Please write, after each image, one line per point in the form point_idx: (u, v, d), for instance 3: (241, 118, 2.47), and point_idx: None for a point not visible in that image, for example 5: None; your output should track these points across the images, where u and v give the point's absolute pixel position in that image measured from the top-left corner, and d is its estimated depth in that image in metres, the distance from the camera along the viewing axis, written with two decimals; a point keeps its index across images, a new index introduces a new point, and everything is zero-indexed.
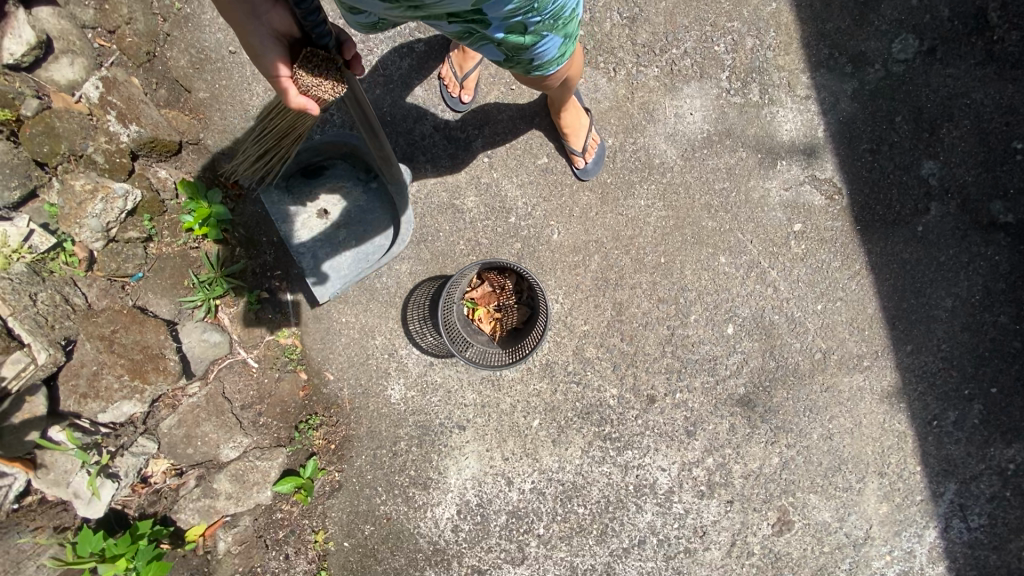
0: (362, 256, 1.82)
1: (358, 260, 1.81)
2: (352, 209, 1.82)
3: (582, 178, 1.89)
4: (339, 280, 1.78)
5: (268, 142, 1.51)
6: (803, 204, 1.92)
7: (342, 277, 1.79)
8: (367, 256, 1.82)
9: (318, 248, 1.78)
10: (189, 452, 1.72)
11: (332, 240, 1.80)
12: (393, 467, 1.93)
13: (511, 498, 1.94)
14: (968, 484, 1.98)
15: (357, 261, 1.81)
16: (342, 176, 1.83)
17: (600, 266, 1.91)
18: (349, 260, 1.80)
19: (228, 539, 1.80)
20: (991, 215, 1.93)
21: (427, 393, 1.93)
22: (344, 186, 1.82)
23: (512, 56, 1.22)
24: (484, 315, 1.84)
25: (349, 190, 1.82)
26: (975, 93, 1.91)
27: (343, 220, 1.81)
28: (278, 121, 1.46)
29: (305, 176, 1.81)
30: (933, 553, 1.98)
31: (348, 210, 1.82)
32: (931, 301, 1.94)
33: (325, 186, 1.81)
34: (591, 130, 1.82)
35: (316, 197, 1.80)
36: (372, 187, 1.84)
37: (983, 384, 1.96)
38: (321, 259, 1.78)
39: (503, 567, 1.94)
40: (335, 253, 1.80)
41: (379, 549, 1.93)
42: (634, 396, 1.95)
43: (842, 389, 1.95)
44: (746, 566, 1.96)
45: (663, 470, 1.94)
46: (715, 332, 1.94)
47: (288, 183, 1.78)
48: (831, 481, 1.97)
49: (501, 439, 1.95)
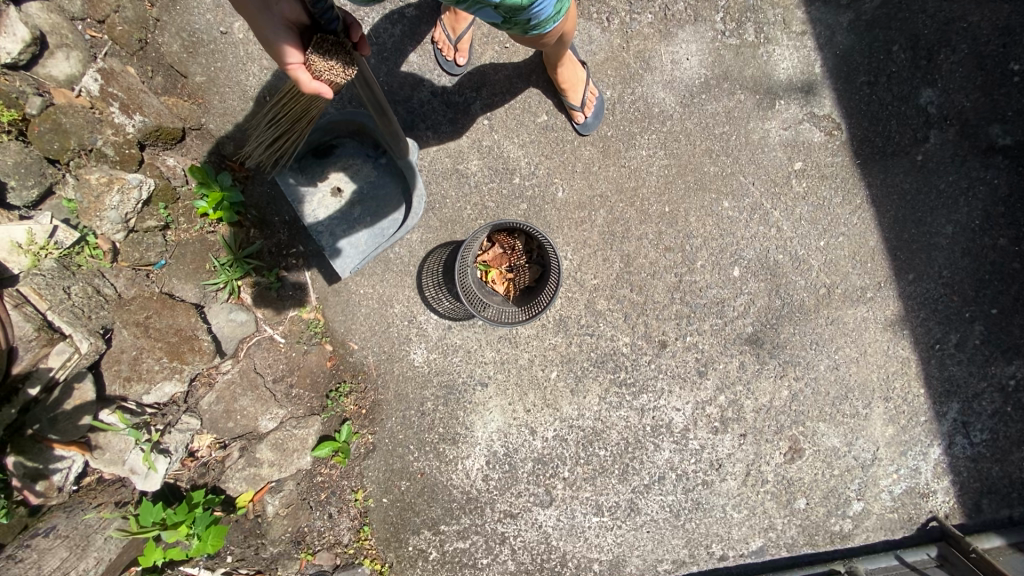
0: (377, 231, 1.86)
1: (373, 235, 1.86)
2: (365, 186, 1.87)
3: (583, 133, 1.90)
4: (356, 255, 1.83)
5: (282, 125, 1.60)
6: (803, 143, 1.94)
7: (360, 253, 1.85)
8: (382, 231, 1.87)
9: (334, 226, 1.83)
10: (230, 426, 1.83)
11: (347, 218, 1.85)
12: (422, 427, 2.04)
13: (536, 446, 2.06)
14: (970, 402, 2.07)
15: (372, 236, 1.86)
16: (352, 154, 1.87)
17: (606, 220, 1.95)
18: (365, 236, 1.85)
19: (276, 503, 1.92)
20: (990, 139, 1.95)
21: (448, 355, 2.02)
22: (354, 164, 1.87)
23: (509, 17, 1.23)
24: (498, 277, 1.89)
25: (360, 168, 1.87)
26: (971, 16, 1.91)
27: (356, 197, 1.86)
28: (291, 106, 1.55)
29: (316, 156, 1.84)
30: (938, 468, 2.09)
31: (360, 187, 1.86)
32: (932, 229, 1.98)
33: (336, 165, 1.85)
34: (588, 84, 1.82)
35: (329, 176, 1.85)
36: (382, 162, 1.88)
37: (984, 306, 2.03)
38: (338, 237, 1.84)
39: (533, 509, 2.08)
40: (351, 229, 1.85)
41: (416, 502, 2.06)
42: (646, 342, 2.03)
43: (847, 321, 2.02)
44: (761, 493, 2.08)
45: (678, 410, 2.05)
46: (721, 276, 2.00)
47: (300, 164, 1.82)
48: (839, 408, 2.06)
49: (522, 393, 2.05)
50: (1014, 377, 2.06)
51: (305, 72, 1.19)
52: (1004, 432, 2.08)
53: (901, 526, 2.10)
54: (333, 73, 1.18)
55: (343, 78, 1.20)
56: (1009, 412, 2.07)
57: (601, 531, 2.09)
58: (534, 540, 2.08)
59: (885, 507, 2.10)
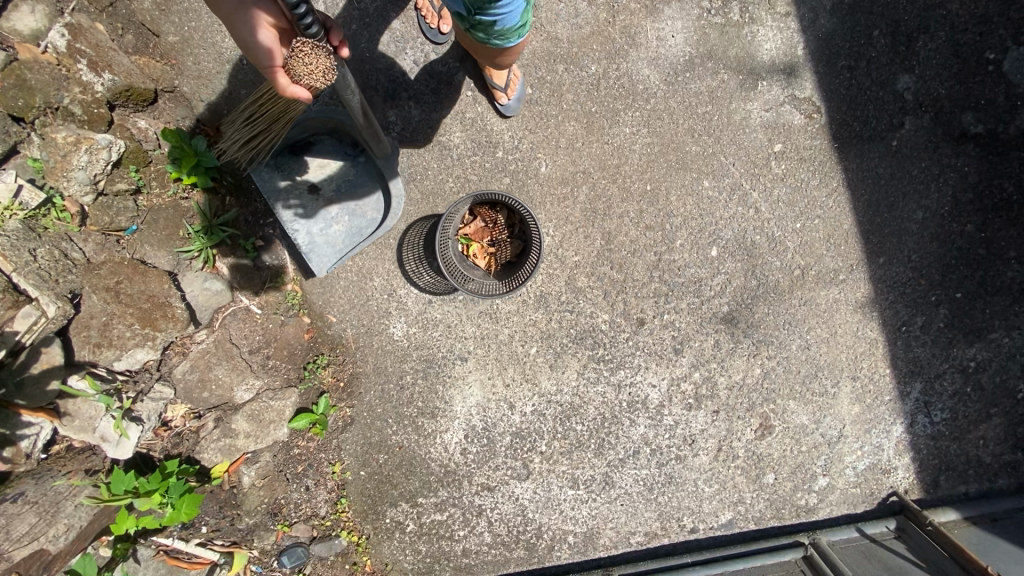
0: (355, 230, 1.86)
1: (351, 234, 1.86)
2: (343, 185, 1.85)
3: (503, 114, 1.88)
4: (333, 254, 1.83)
5: (258, 125, 1.66)
6: (783, 124, 1.96)
7: (337, 252, 1.85)
8: (359, 230, 1.87)
9: (311, 225, 1.82)
10: (205, 396, 1.79)
11: (324, 217, 1.83)
12: (401, 400, 2.04)
13: (514, 421, 2.08)
14: (933, 382, 2.15)
15: (350, 235, 1.86)
16: (329, 152, 1.85)
17: (588, 197, 1.95)
18: (343, 234, 1.85)
19: (251, 474, 1.92)
20: (963, 126, 1.99)
21: (428, 329, 2.02)
22: (332, 162, 1.84)
23: (472, 13, 1.24)
24: (478, 252, 1.88)
25: (338, 166, 1.85)
26: (950, 3, 1.95)
27: (334, 196, 1.84)
28: (268, 106, 1.64)
29: (293, 153, 1.81)
30: (900, 446, 2.18)
31: (338, 186, 1.85)
32: (904, 214, 2.04)
33: (314, 162, 1.82)
34: (512, 67, 1.76)
35: (306, 174, 1.82)
36: (360, 161, 1.86)
37: (949, 290, 2.10)
38: (314, 235, 1.82)
39: (510, 482, 2.11)
40: (328, 228, 1.84)
41: (394, 475, 2.08)
42: (625, 319, 2.05)
43: (819, 302, 2.07)
44: (731, 468, 2.14)
45: (654, 386, 2.09)
46: (700, 255, 2.02)
47: (276, 161, 1.78)
48: (809, 387, 2.12)
49: (501, 368, 2.06)
50: (974, 359, 2.14)
51: (286, 77, 1.20)
52: (963, 411, 2.17)
53: (863, 500, 2.19)
54: (314, 77, 1.18)
55: (322, 83, 1.19)
56: (968, 392, 2.16)
57: (576, 504, 2.13)
58: (510, 513, 2.12)
59: (849, 482, 2.18)
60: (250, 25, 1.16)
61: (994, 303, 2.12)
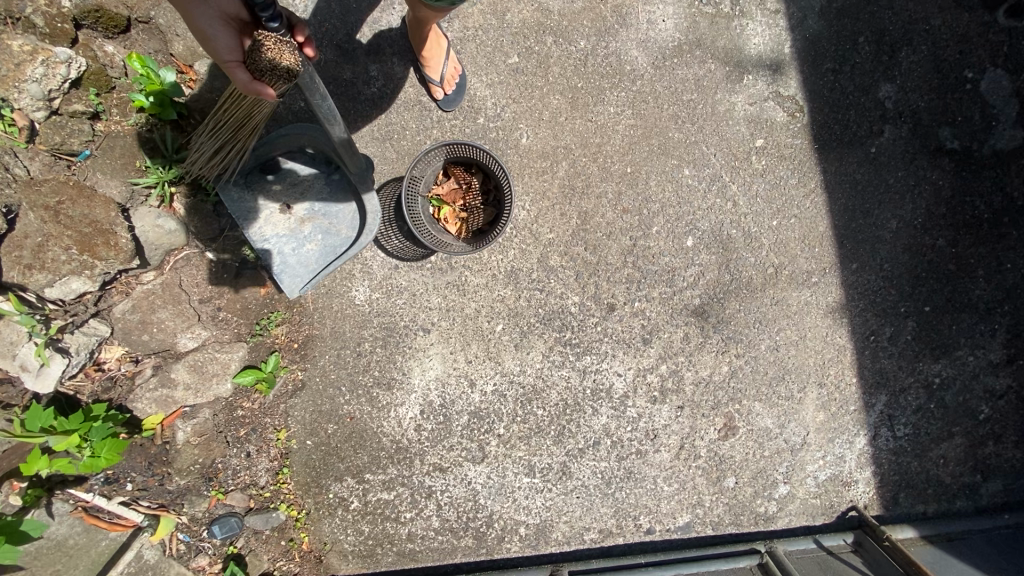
0: (329, 249, 1.78)
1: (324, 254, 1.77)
2: (316, 202, 1.79)
3: (446, 109, 1.84)
4: (307, 275, 1.76)
5: (223, 134, 1.62)
6: (765, 121, 1.98)
7: (310, 272, 1.77)
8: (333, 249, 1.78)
9: (283, 245, 1.75)
10: (144, 339, 1.73)
11: (298, 236, 1.77)
12: (356, 367, 1.95)
13: (473, 399, 2.00)
14: (898, 396, 2.13)
15: (324, 255, 1.77)
16: (304, 169, 1.79)
17: (568, 173, 1.93)
18: (316, 254, 1.77)
19: (187, 431, 1.82)
20: (939, 140, 2.03)
21: (392, 296, 1.94)
22: (306, 180, 1.79)
23: None
24: (451, 216, 1.83)
25: (312, 184, 1.79)
26: (933, 19, 2.00)
27: (307, 214, 1.78)
28: (233, 111, 1.60)
29: (265, 171, 1.75)
30: (862, 458, 2.14)
31: (312, 204, 1.78)
32: (878, 222, 2.05)
33: (287, 181, 1.77)
34: (449, 58, 1.76)
35: (280, 192, 1.76)
36: (335, 178, 1.80)
37: (919, 303, 2.10)
38: (286, 256, 1.75)
39: (463, 465, 2.02)
40: (301, 248, 1.77)
41: (341, 447, 1.97)
42: (595, 303, 2.01)
43: (790, 302, 2.06)
44: (692, 467, 2.08)
45: (619, 375, 2.04)
46: (675, 244, 2.00)
47: (246, 179, 1.72)
48: (775, 390, 2.08)
49: (464, 342, 1.99)
50: (939, 375, 2.13)
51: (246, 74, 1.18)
52: (927, 428, 2.14)
53: (822, 512, 2.14)
54: (278, 72, 1.12)
55: (288, 79, 1.13)
56: (933, 409, 2.14)
57: (530, 493, 2.05)
58: (461, 497, 2.02)
59: (809, 492, 2.13)
60: (209, 18, 1.13)
61: (962, 320, 2.11)
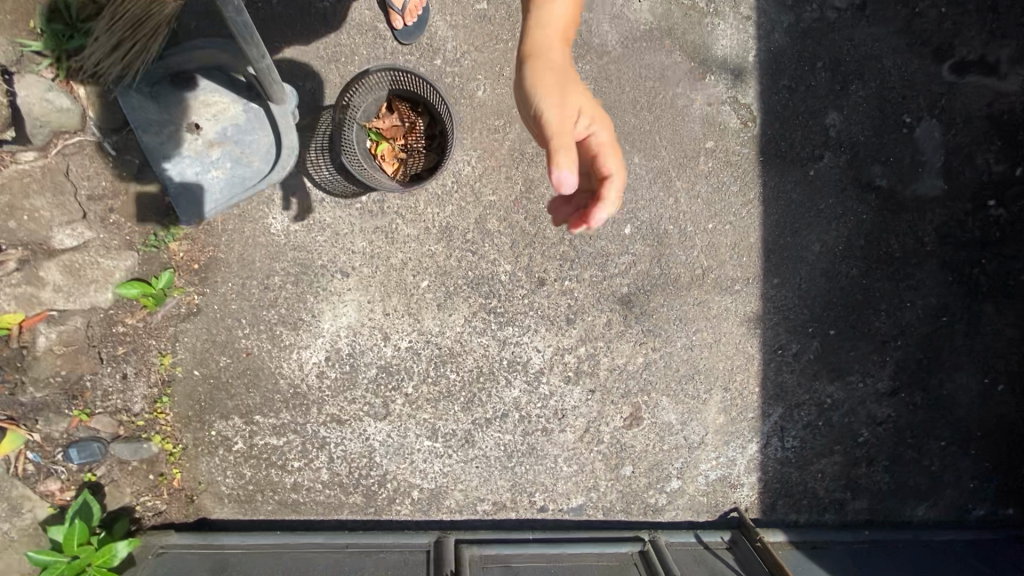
0: (237, 179, 1.67)
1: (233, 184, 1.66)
2: (228, 127, 1.67)
3: (402, 42, 1.74)
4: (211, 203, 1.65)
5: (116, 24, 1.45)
6: (718, 124, 2.01)
7: (213, 201, 1.66)
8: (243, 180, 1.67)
9: (186, 167, 1.64)
10: (12, 225, 1.62)
11: (203, 160, 1.65)
12: (261, 301, 1.81)
13: (384, 353, 1.92)
14: (793, 410, 2.25)
15: (230, 184, 1.67)
16: (221, 88, 1.66)
17: (520, 137, 1.87)
18: (223, 183, 1.66)
19: (52, 338, 1.68)
20: (870, 175, 2.14)
21: (314, 232, 1.82)
22: (222, 101, 1.66)
23: None
24: (389, 155, 1.73)
25: (227, 106, 1.67)
26: (886, 59, 2.10)
27: (218, 138, 1.67)
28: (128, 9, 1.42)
29: (175, 83, 1.63)
30: (751, 464, 2.25)
31: (225, 128, 1.67)
32: (804, 243, 2.13)
33: (199, 99, 1.65)
34: None
35: (189, 110, 1.65)
36: (254, 104, 1.68)
37: (826, 325, 2.21)
38: (188, 179, 1.65)
39: (364, 420, 1.93)
40: (206, 174, 1.66)
41: (232, 384, 1.83)
42: (526, 275, 1.97)
43: (712, 305, 2.11)
44: (593, 451, 2.10)
45: (538, 351, 2.01)
46: (613, 229, 2.00)
47: (152, 88, 1.60)
48: (683, 387, 2.14)
49: (385, 293, 1.89)
50: (832, 396, 2.26)
51: None
52: (813, 444, 2.28)
53: (706, 509, 2.23)
54: None
55: None
56: (821, 427, 2.27)
57: (428, 458, 1.99)
58: (356, 452, 1.94)
59: (698, 489, 2.21)
60: None
61: (861, 348, 2.25)
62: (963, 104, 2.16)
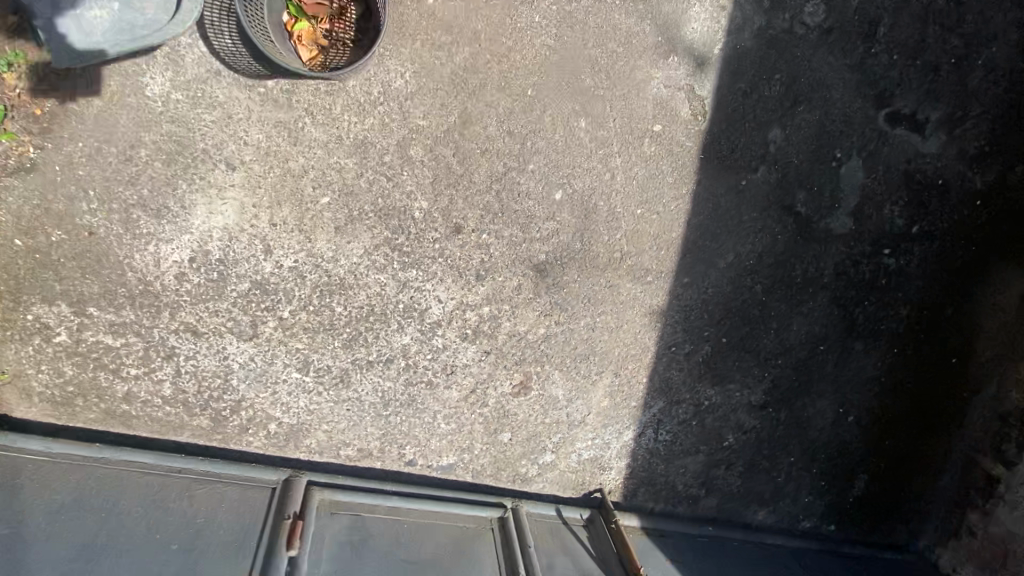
0: (122, 22, 1.47)
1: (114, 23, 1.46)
2: None
3: None
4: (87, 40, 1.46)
5: None
6: (670, 109, 1.95)
7: (93, 43, 1.46)
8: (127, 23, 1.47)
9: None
10: None
11: None
12: (119, 174, 1.58)
13: (262, 269, 1.69)
14: (672, 406, 2.32)
15: (114, 26, 1.46)
16: None
17: (463, 64, 1.75)
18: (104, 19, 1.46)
19: None
20: (793, 199, 2.19)
21: (201, 105, 1.59)
22: None
23: None
24: (308, 38, 1.64)
25: None
26: (837, 90, 2.13)
27: None
28: None
29: None
30: (623, 450, 2.30)
31: None
32: (720, 249, 2.16)
33: None
34: None
35: None
36: None
37: (721, 333, 2.28)
38: (65, 11, 1.45)
39: (224, 338, 1.70)
40: (85, 9, 1.45)
41: (65, 266, 1.59)
42: (441, 218, 1.82)
43: (622, 290, 2.09)
44: (475, 414, 2.02)
45: (438, 301, 1.88)
46: (544, 191, 1.89)
47: None
48: (577, 365, 2.12)
49: (276, 201, 1.66)
50: (709, 400, 2.36)
51: None
52: (682, 441, 2.37)
53: (572, 487, 2.26)
54: None
55: None
56: (693, 427, 2.37)
57: (293, 393, 1.81)
58: (210, 371, 1.72)
59: (569, 466, 2.23)
60: None
61: (745, 360, 2.35)
62: (888, 154, 2.25)
